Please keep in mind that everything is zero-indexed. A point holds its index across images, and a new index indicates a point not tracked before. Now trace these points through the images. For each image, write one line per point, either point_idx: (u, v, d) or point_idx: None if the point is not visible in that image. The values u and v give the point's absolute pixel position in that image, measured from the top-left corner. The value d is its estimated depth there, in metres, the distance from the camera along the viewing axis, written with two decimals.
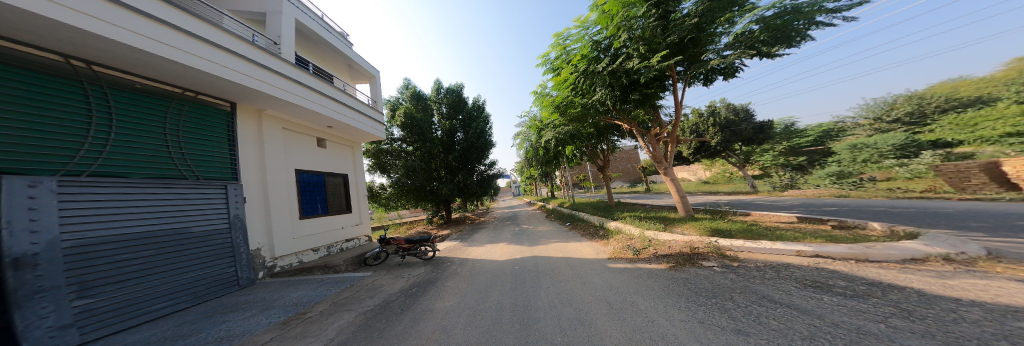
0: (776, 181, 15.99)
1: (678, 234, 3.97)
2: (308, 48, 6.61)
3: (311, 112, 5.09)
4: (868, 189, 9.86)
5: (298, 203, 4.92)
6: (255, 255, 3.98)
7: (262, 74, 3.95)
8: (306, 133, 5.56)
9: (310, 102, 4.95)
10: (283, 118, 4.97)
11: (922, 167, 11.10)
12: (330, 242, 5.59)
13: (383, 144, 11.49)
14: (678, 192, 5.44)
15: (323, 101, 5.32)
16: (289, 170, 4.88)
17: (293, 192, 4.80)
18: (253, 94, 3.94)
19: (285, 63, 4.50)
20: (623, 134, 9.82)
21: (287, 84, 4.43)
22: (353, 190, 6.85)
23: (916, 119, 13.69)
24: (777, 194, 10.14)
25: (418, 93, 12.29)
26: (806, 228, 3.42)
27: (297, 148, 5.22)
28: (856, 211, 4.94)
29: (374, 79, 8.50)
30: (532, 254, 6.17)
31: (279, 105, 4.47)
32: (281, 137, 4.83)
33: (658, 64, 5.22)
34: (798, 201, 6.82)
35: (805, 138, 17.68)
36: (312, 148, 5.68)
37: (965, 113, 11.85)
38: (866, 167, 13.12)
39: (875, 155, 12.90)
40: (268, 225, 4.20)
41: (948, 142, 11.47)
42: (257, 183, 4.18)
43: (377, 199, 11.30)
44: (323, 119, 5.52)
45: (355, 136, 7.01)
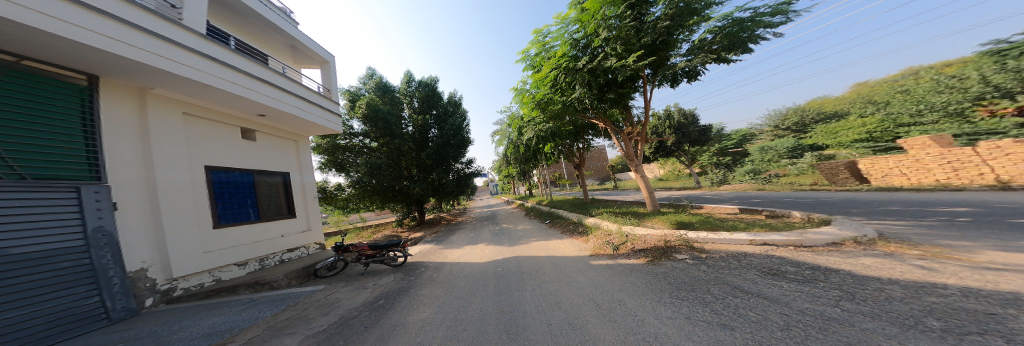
0: (713, 177, 18.38)
1: (650, 228, 4.27)
2: (233, 21, 5.19)
3: (232, 96, 4.03)
4: (776, 184, 12.26)
5: (210, 208, 3.87)
6: (136, 277, 2.94)
7: (147, 42, 2.94)
8: (224, 121, 4.40)
9: (231, 84, 3.92)
10: (184, 99, 3.80)
11: (806, 166, 14.27)
12: (264, 253, 4.59)
13: (341, 139, 10.02)
14: (648, 188, 5.89)
15: (249, 83, 4.21)
16: (195, 166, 3.78)
17: (200, 196, 3.75)
18: (137, 67, 2.91)
19: (191, 34, 3.47)
20: (597, 132, 10.31)
21: (187, 56, 3.36)
22: (298, 192, 5.75)
23: (800, 127, 17.62)
24: (715, 189, 11.95)
25: (383, 84, 10.89)
26: (749, 218, 3.98)
27: (208, 139, 4.08)
28: (777, 202, 6.03)
29: (325, 65, 7.17)
30: (513, 254, 6.05)
31: (180, 83, 3.41)
32: (181, 124, 3.70)
33: (633, 64, 5.51)
34: (733, 195, 8.08)
35: (730, 140, 21.23)
36: (234, 141, 4.54)
37: (830, 123, 15.61)
38: (771, 165, 16.31)
39: (777, 156, 16.16)
40: (160, 238, 3.19)
41: (822, 146, 15.00)
42: (140, 184, 3.11)
43: (333, 201, 9.87)
44: (250, 105, 4.41)
45: (300, 128, 5.87)
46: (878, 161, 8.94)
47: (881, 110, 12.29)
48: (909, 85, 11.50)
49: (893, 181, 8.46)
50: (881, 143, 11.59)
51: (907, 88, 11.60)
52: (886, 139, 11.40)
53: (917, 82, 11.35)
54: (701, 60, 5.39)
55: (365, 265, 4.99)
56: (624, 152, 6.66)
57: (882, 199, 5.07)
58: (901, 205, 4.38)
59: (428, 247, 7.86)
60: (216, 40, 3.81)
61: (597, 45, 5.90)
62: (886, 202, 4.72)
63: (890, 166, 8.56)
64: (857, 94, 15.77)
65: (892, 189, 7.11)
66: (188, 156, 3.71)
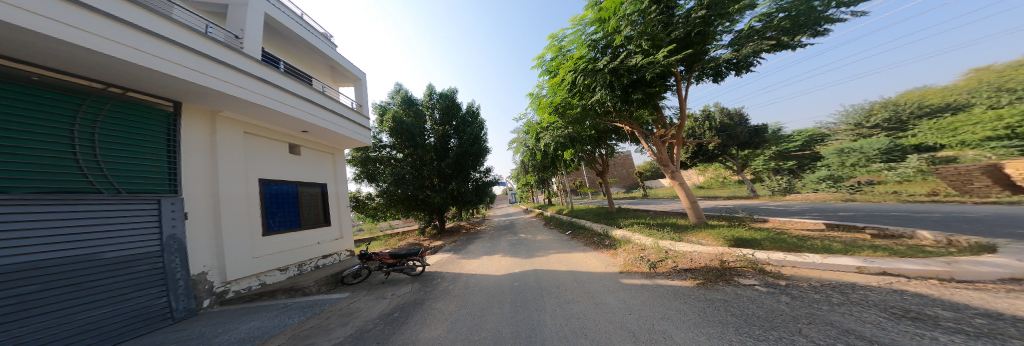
0: (774, 185, 15.53)
1: (697, 244, 3.54)
2: (284, 47, 6.16)
3: (281, 115, 4.56)
4: (867, 193, 9.77)
5: (261, 218, 4.27)
6: (199, 279, 3.28)
7: (220, 72, 3.47)
8: (275, 138, 4.96)
9: (281, 105, 4.45)
10: (245, 120, 4.39)
11: (911, 171, 11.25)
12: (302, 260, 4.91)
13: (371, 151, 10.85)
14: (688, 198, 5.03)
15: (295, 102, 4.75)
16: (250, 179, 4.26)
17: (253, 206, 4.15)
18: (211, 93, 3.42)
19: (250, 61, 4.03)
20: (622, 137, 9.59)
21: (248, 82, 3.90)
22: (333, 201, 6.20)
23: (895, 124, 14.16)
24: (778, 199, 9.97)
25: (409, 97, 11.77)
26: (843, 238, 3.03)
27: (260, 154, 4.60)
28: (875, 217, 4.65)
29: (358, 82, 8.00)
30: (532, 267, 5.61)
31: (241, 106, 3.94)
32: (242, 142, 4.24)
33: (664, 59, 4.93)
34: (806, 207, 6.56)
35: (792, 142, 18.03)
36: (282, 155, 5.08)
37: (942, 117, 12.25)
38: (854, 171, 13.24)
39: (863, 159, 13.10)
40: (218, 245, 3.55)
41: (933, 145, 11.77)
42: (206, 195, 3.54)
43: (365, 209, 10.57)
44: (297, 122, 4.95)
45: (336, 142, 6.44)
46: None
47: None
48: None
49: None
50: None
51: None
52: None
53: None
54: (755, 48, 4.61)
55: (387, 273, 5.09)
56: (655, 158, 5.82)
57: None
58: None
59: (448, 256, 7.80)
60: (269, 64, 4.36)
61: (620, 43, 5.47)
62: None
63: None
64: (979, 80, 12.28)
65: None
66: (246, 170, 4.21)
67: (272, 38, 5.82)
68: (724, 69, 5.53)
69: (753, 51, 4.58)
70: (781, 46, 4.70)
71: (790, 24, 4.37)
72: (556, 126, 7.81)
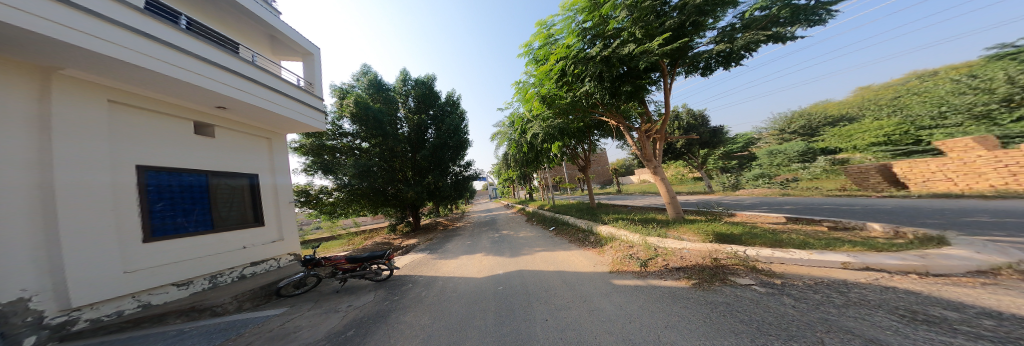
0: (724, 181, 17.37)
1: (684, 240, 3.56)
2: (204, 9, 4.75)
3: (176, 82, 3.43)
4: (794, 189, 11.53)
5: (139, 219, 3.26)
6: (10, 310, 2.24)
7: (57, 11, 2.37)
8: (168, 112, 3.79)
9: (175, 68, 3.34)
10: (109, 84, 3.18)
11: (819, 170, 13.54)
12: (217, 269, 3.99)
13: (330, 138, 9.38)
14: (668, 192, 5.19)
15: (200, 67, 3.65)
16: (120, 167, 3.16)
17: (125, 204, 3.13)
18: (37, 39, 2.31)
19: (107, 0, 2.86)
20: (606, 132, 9.74)
21: (116, 31, 2.80)
22: (268, 197, 5.18)
23: (808, 131, 17.01)
24: (730, 194, 11.18)
25: (377, 81, 10.35)
26: (809, 231, 3.26)
27: (141, 134, 3.47)
28: (816, 209, 5.28)
29: (309, 57, 6.63)
30: (516, 267, 5.32)
31: (102, 64, 2.81)
32: (102, 114, 3.06)
33: (657, 49, 5.02)
34: (758, 201, 7.34)
35: (736, 144, 20.61)
36: (182, 136, 3.94)
37: (841, 126, 15.03)
38: (780, 169, 15.63)
39: (786, 160, 15.52)
40: (55, 258, 2.53)
41: (834, 149, 14.35)
42: (28, 189, 2.46)
43: (320, 206, 9.16)
44: (205, 94, 3.84)
45: (271, 124, 5.30)
46: (916, 165, 8.28)
47: (897, 112, 11.68)
48: (926, 87, 10.98)
49: (936, 186, 7.69)
50: (900, 147, 10.80)
51: (923, 90, 11.10)
52: (906, 142, 10.67)
53: (934, 83, 10.82)
54: (753, 36, 4.72)
55: (343, 280, 4.39)
56: (639, 153, 5.96)
57: (949, 209, 4.32)
58: (987, 215, 3.62)
59: (420, 257, 7.11)
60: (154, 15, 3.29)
61: (612, 32, 5.43)
62: (961, 212, 3.96)
63: (930, 169, 7.84)
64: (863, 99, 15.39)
65: (935, 197, 6.35)
66: (111, 154, 3.09)
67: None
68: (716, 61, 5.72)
69: (747, 42, 4.73)
70: (776, 36, 4.88)
71: (789, 12, 4.52)
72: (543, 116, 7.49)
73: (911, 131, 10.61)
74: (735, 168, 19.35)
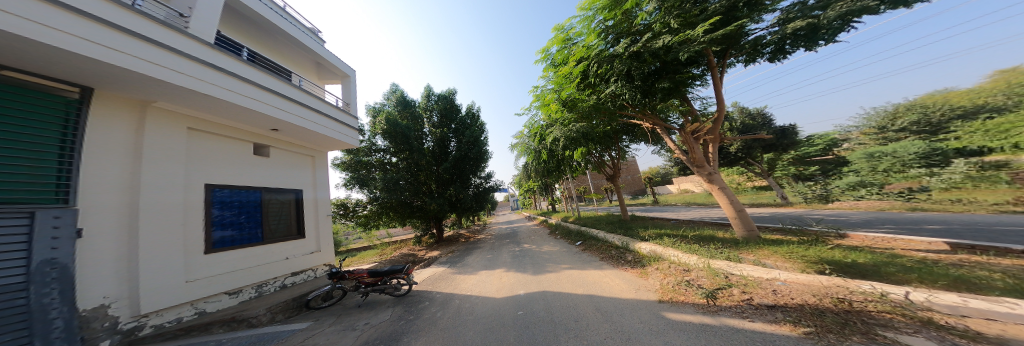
0: (808, 193, 14.21)
1: (767, 267, 2.62)
2: (266, 43, 5.94)
3: (241, 109, 3.97)
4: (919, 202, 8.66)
5: (202, 233, 3.64)
6: (92, 316, 2.52)
7: (157, 55, 2.87)
8: (233, 136, 4.37)
9: (241, 97, 3.86)
10: (189, 114, 3.75)
11: (955, 177, 9.90)
12: (264, 279, 4.27)
13: (364, 154, 10.20)
14: (730, 204, 4.14)
15: (261, 96, 4.19)
16: (192, 186, 3.63)
17: (192, 219, 3.54)
18: (140, 81, 2.80)
19: (198, 45, 3.44)
20: (636, 137, 8.85)
21: (197, 69, 3.31)
22: (310, 209, 5.64)
23: (925, 127, 12.73)
24: (815, 208, 8.82)
25: (405, 98, 11.25)
26: (1004, 265, 2.08)
27: (212, 156, 4.00)
28: (977, 231, 3.64)
29: (347, 79, 7.58)
30: (539, 286, 4.69)
31: (185, 97, 3.32)
32: (182, 140, 3.59)
33: (701, 36, 4.22)
34: (866, 218, 5.52)
35: (813, 146, 16.78)
36: (243, 157, 4.49)
37: (983, 118, 11.00)
38: (889, 177, 11.98)
39: (898, 164, 11.79)
40: (132, 270, 2.86)
41: (976, 149, 10.50)
42: (118, 209, 2.85)
43: (354, 217, 9.87)
44: (263, 119, 4.38)
45: (315, 142, 5.89)
46: None
47: None
48: None
49: None
50: None
51: None
52: None
53: None
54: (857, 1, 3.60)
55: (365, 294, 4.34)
56: (689, 159, 4.67)
57: None
58: None
59: (442, 271, 6.91)
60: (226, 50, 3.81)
61: (637, 29, 4.91)
62: None
63: None
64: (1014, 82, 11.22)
65: None
66: (185, 175, 3.57)
67: (250, 31, 5.55)
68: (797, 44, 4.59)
69: (847, 10, 3.62)
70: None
71: None
72: (566, 121, 7.04)
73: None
74: (815, 175, 15.62)
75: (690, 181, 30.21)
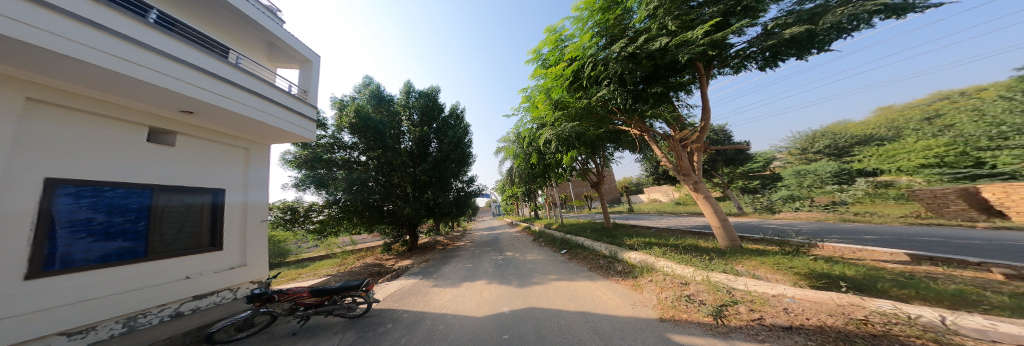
0: (757, 204, 15.05)
1: (766, 282, 2.57)
2: (204, 18, 4.86)
3: (137, 83, 3.23)
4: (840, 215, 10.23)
5: (28, 250, 2.66)
6: None
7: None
8: (115, 116, 3.46)
9: (139, 68, 3.15)
10: (28, 79, 2.78)
11: (860, 193, 11.96)
12: (143, 307, 3.48)
13: (326, 151, 8.82)
14: (715, 215, 4.22)
15: (164, 67, 3.45)
16: (21, 180, 2.66)
17: (15, 233, 2.58)
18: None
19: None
20: (620, 144, 9.19)
21: (54, 19, 2.53)
22: (234, 217, 4.92)
23: (835, 151, 15.39)
24: (768, 217, 9.87)
25: (379, 92, 10.21)
26: (977, 281, 2.22)
27: (76, 142, 3.10)
28: (912, 241, 4.18)
29: (307, 64, 6.56)
30: (525, 302, 4.26)
31: (26, 56, 2.49)
32: (13, 113, 2.64)
33: (700, 39, 4.35)
34: (817, 228, 6.20)
35: (756, 162, 18.96)
36: (131, 144, 3.60)
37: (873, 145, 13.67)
38: (813, 191, 13.85)
39: (818, 181, 13.96)
40: None
41: (872, 171, 12.72)
42: None
43: (307, 223, 8.47)
44: (167, 96, 3.60)
45: (245, 131, 5.06)
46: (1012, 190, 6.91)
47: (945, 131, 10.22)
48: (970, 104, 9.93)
49: None
50: (960, 169, 9.08)
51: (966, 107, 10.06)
52: (965, 165, 8.94)
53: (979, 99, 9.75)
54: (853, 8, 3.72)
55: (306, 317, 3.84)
56: (674, 167, 4.80)
57: None
58: None
59: (414, 283, 6.14)
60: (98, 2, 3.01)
61: (631, 32, 5.01)
62: None
63: None
64: (891, 120, 14.14)
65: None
66: (11, 164, 2.60)
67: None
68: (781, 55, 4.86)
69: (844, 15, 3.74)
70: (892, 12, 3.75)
71: None
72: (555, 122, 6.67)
73: (967, 151, 8.94)
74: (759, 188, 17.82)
75: (657, 191, 32.59)
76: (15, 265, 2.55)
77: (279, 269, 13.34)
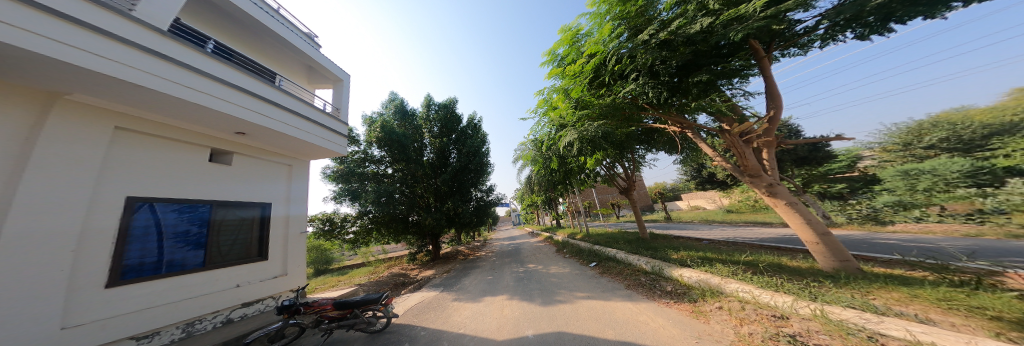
0: (855, 213, 12.36)
1: (935, 327, 1.61)
2: (258, 47, 5.63)
3: (201, 109, 3.58)
4: (986, 231, 7.46)
5: (107, 262, 2.95)
6: None
7: (92, 42, 2.51)
8: (182, 139, 3.85)
9: (203, 96, 3.50)
10: (114, 110, 3.16)
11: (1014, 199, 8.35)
12: (199, 314, 3.65)
13: (357, 164, 9.42)
14: (802, 225, 3.18)
15: (224, 93, 3.79)
16: (105, 200, 2.99)
17: (98, 243, 2.90)
18: (68, 71, 2.41)
19: (133, 34, 2.99)
20: (653, 144, 8.19)
21: (135, 56, 2.84)
22: (277, 229, 5.17)
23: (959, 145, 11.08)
24: (864, 231, 7.66)
25: (403, 107, 10.78)
26: None
27: (149, 162, 3.47)
28: None
29: (339, 83, 7.15)
30: (552, 325, 3.60)
31: (111, 90, 2.81)
32: (105, 139, 3.02)
33: (758, 13, 3.49)
34: (954, 248, 4.51)
35: (838, 163, 15.48)
36: (193, 164, 3.96)
37: None
38: (932, 197, 10.23)
39: (939, 183, 10.07)
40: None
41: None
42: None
43: (340, 233, 8.94)
44: (226, 120, 3.96)
45: (288, 148, 5.46)
46: None
47: None
48: None
49: None
50: None
51: None
52: None
53: None
54: None
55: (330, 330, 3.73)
56: (743, 167, 3.55)
57: None
58: None
59: (435, 297, 5.90)
60: (174, 41, 3.40)
61: (665, 21, 4.32)
62: None
63: None
64: None
65: None
66: (98, 185, 2.95)
67: (238, 33, 5.20)
68: (872, 20, 3.73)
69: None
70: None
71: None
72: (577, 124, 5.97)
73: None
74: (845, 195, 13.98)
75: (702, 198, 28.67)
76: (94, 272, 2.84)
77: (319, 276, 14.42)
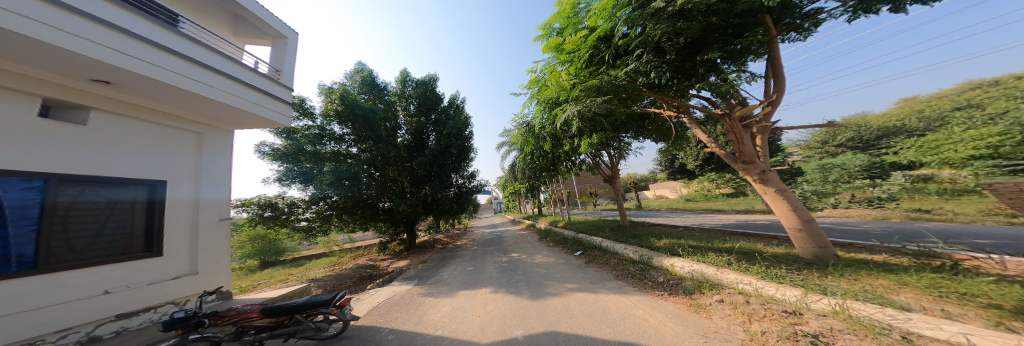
0: None
1: (939, 317, 1.59)
2: None
3: (38, 47, 2.42)
4: (878, 215, 9.17)
5: None
6: None
7: None
8: (8, 86, 2.58)
9: (42, 28, 2.37)
10: None
11: (894, 188, 10.33)
12: (37, 333, 2.62)
13: (312, 141, 7.89)
14: (789, 213, 3.34)
15: (70, 24, 2.56)
16: None
17: None
18: None
19: None
20: (639, 132, 8.33)
21: None
22: (179, 216, 4.07)
23: (860, 144, 13.31)
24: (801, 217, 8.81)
25: (371, 78, 9.22)
26: None
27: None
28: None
29: (280, 41, 5.59)
30: (542, 323, 3.31)
31: None
32: None
33: None
34: (882, 236, 5.26)
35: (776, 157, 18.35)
36: (23, 121, 2.68)
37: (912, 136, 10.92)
38: (838, 187, 12.30)
39: (845, 175, 12.03)
40: None
41: (909, 164, 10.32)
42: None
43: (291, 222, 7.61)
44: (80, 62, 2.72)
45: (194, 110, 4.19)
46: None
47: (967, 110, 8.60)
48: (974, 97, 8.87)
49: None
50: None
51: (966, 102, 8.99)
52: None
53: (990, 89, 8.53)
54: None
55: (259, 343, 3.02)
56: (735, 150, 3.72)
57: None
58: None
59: (410, 292, 5.31)
60: None
61: None
62: None
63: None
64: (916, 110, 11.39)
65: None
66: None
67: None
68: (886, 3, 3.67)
69: None
70: None
71: None
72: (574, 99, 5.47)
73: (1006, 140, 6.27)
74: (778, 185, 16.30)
75: (666, 188, 31.38)
76: None
77: (271, 268, 12.71)
